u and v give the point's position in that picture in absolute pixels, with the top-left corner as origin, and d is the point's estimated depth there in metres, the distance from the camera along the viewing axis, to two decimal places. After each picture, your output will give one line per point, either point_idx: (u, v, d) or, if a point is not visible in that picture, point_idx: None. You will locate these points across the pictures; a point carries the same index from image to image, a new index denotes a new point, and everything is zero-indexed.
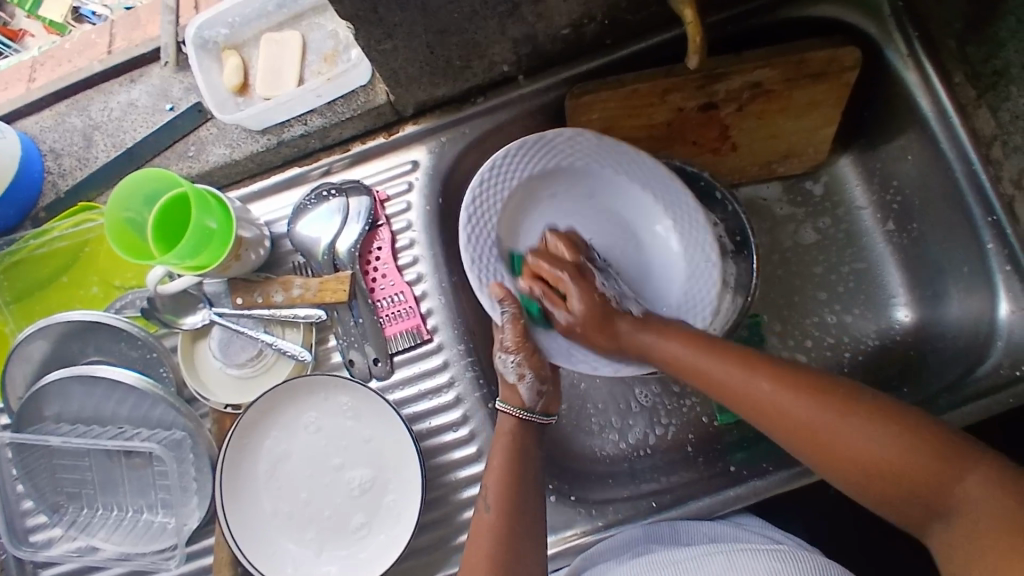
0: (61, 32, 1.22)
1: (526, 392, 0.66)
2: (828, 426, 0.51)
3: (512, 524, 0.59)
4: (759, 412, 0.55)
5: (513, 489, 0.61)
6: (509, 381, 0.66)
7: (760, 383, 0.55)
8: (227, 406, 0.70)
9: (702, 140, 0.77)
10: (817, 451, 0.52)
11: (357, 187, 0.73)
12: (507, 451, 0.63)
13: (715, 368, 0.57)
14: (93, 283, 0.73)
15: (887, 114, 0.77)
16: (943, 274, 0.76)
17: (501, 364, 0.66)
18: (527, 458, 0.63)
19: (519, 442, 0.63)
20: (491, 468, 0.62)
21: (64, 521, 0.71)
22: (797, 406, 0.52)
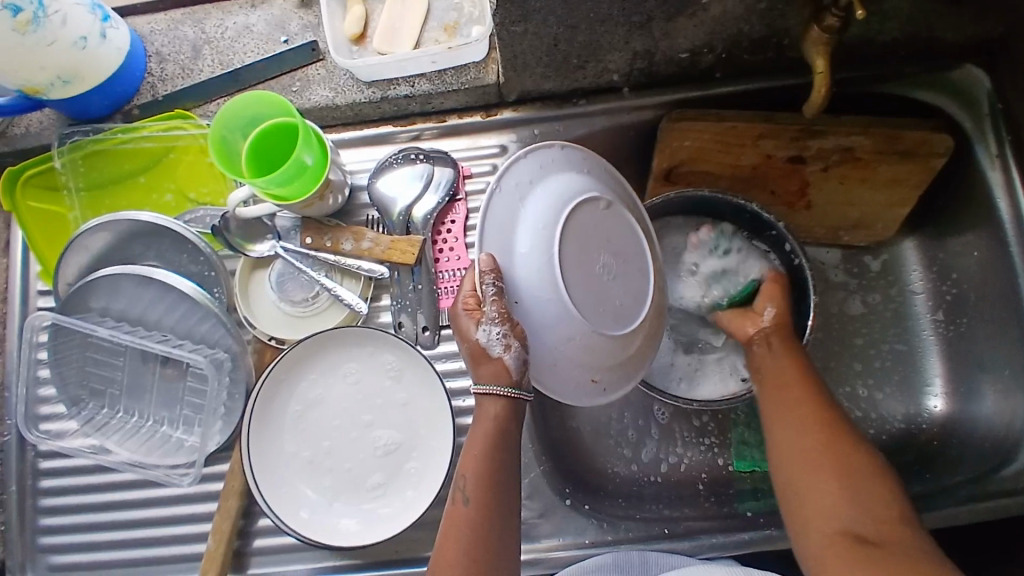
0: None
1: (513, 362, 0.55)
2: (811, 454, 0.60)
3: (490, 516, 0.55)
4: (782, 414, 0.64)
5: (492, 478, 0.56)
6: (494, 354, 0.55)
7: (801, 390, 0.64)
8: (272, 338, 0.70)
9: (780, 191, 0.79)
10: (788, 474, 0.60)
11: (443, 158, 0.74)
12: (489, 442, 0.56)
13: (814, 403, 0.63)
14: (167, 191, 0.74)
15: (962, 208, 0.79)
16: (983, 374, 0.78)
17: (484, 338, 0.55)
18: (509, 444, 0.57)
19: (501, 425, 0.57)
20: (472, 451, 0.56)
21: (82, 416, 0.71)
22: (791, 427, 0.62)
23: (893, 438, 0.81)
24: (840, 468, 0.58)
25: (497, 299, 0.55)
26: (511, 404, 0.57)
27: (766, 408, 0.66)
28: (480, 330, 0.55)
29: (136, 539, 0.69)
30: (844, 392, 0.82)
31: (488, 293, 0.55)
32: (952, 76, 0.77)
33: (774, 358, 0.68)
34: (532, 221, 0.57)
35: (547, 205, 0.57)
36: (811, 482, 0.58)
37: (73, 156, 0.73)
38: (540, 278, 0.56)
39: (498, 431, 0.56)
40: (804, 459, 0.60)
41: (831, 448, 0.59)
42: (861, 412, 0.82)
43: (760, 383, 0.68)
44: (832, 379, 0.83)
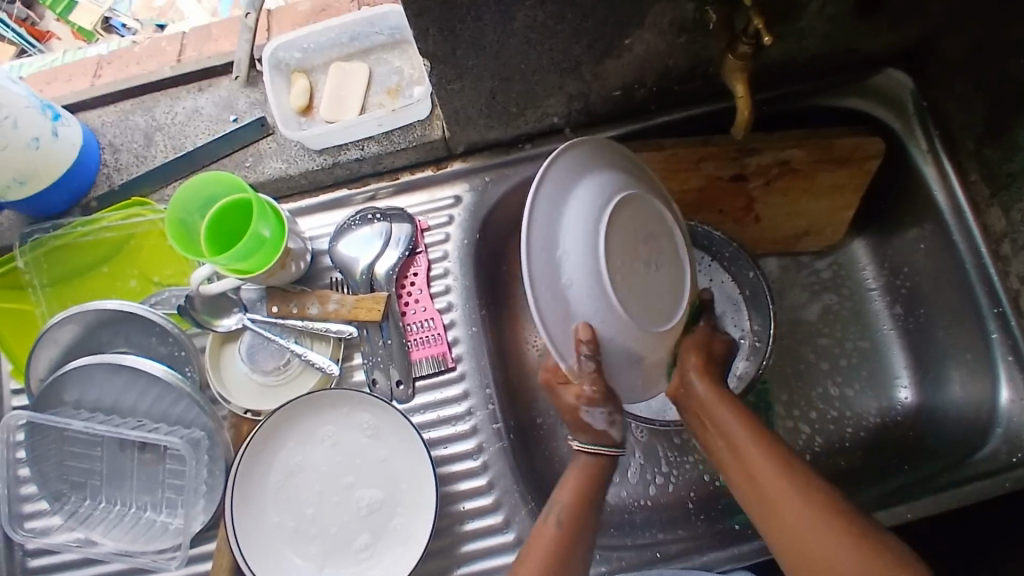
0: (88, 39, 1.43)
1: (616, 434, 0.62)
2: (812, 531, 0.52)
3: (576, 541, 0.59)
4: (744, 485, 0.58)
5: (586, 504, 0.60)
6: (598, 428, 0.62)
7: (769, 460, 0.57)
8: (247, 410, 0.71)
9: (728, 209, 0.81)
10: (800, 559, 0.52)
11: (400, 214, 0.76)
12: (596, 477, 0.62)
13: (763, 468, 0.57)
14: (132, 277, 0.75)
15: (903, 203, 0.82)
16: (946, 360, 0.80)
17: (590, 416, 0.61)
18: (600, 485, 0.62)
19: (602, 470, 0.63)
20: (570, 478, 0.62)
21: (65, 511, 0.70)
22: (778, 485, 0.55)
23: (871, 435, 0.82)
24: (822, 516, 0.52)
25: (598, 376, 0.58)
26: (611, 461, 0.63)
27: (756, 512, 0.56)
28: (585, 412, 0.61)
29: None
30: (817, 395, 0.84)
31: (587, 368, 0.58)
32: (876, 82, 0.80)
33: (723, 415, 0.61)
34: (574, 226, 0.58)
35: (576, 225, 0.58)
36: (818, 560, 0.51)
37: (35, 254, 0.73)
38: (582, 292, 0.57)
39: (596, 469, 0.62)
40: (800, 535, 0.53)
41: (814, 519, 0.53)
42: (836, 412, 0.84)
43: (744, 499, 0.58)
44: (804, 383, 0.85)
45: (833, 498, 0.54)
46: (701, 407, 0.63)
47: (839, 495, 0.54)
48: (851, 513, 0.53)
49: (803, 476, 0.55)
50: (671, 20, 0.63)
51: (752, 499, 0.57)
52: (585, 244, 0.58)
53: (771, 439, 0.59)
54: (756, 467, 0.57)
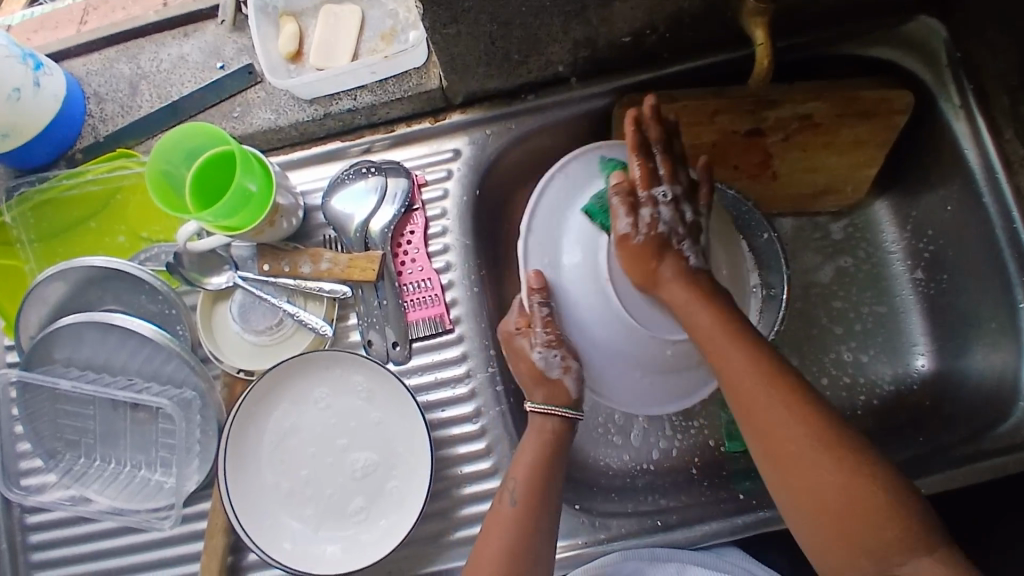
0: None
1: (571, 385, 0.61)
2: (812, 463, 0.52)
3: (535, 515, 0.58)
4: (770, 452, 0.54)
5: (541, 482, 0.59)
6: (553, 376, 0.61)
7: (787, 416, 0.54)
8: (240, 370, 0.69)
9: (743, 165, 0.76)
10: (815, 512, 0.52)
11: (396, 168, 0.73)
12: (543, 450, 0.60)
13: (775, 411, 0.54)
14: (120, 233, 0.73)
15: (930, 161, 0.77)
16: (967, 327, 0.76)
17: (543, 363, 0.60)
18: (562, 459, 0.61)
19: (559, 443, 0.61)
20: (525, 454, 0.61)
21: (60, 468, 0.69)
22: (767, 407, 0.54)
23: (884, 402, 0.80)
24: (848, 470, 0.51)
25: (549, 320, 0.60)
26: (568, 421, 0.62)
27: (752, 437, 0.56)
28: (540, 356, 0.60)
29: None
30: (830, 361, 0.81)
31: (539, 313, 0.60)
32: (907, 31, 0.75)
33: (681, 296, 0.57)
34: (574, 234, 0.61)
35: (592, 212, 0.61)
36: (823, 507, 0.51)
37: (23, 209, 0.72)
38: (581, 278, 0.60)
39: (553, 446, 0.61)
40: (807, 471, 0.52)
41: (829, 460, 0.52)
42: (849, 379, 0.81)
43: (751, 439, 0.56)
44: (817, 348, 0.82)
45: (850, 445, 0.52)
46: (687, 304, 0.57)
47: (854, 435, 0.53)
48: (869, 454, 0.52)
49: (805, 407, 0.54)
50: None
51: (743, 411, 0.56)
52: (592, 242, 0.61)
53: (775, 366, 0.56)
54: (765, 408, 0.54)
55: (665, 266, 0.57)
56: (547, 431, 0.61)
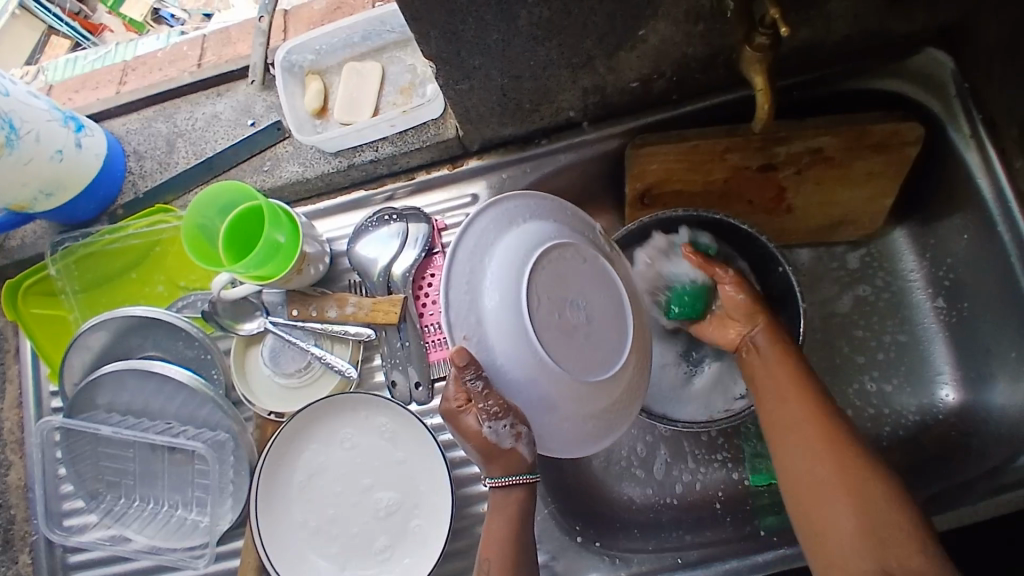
0: (181, 30, 1.71)
1: (526, 451, 0.54)
2: (833, 487, 0.57)
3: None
4: (781, 422, 0.63)
5: (511, 555, 0.57)
6: (506, 447, 0.54)
7: (797, 401, 0.62)
8: (271, 413, 0.72)
9: (757, 200, 0.79)
10: (812, 531, 0.57)
11: (417, 214, 0.75)
12: (512, 518, 0.57)
13: (805, 442, 0.60)
14: (159, 282, 0.78)
15: (946, 191, 0.78)
16: (991, 357, 0.76)
17: (493, 434, 0.53)
18: (525, 532, 0.58)
19: (524, 508, 0.58)
20: (492, 528, 0.58)
21: (101, 509, 0.73)
22: (793, 454, 0.60)
23: (909, 432, 0.79)
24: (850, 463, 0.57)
25: (489, 391, 0.52)
26: (528, 488, 0.57)
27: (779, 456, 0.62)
28: (488, 429, 0.53)
29: None
30: (852, 391, 0.82)
31: (477, 389, 0.52)
32: (915, 63, 0.76)
33: (763, 364, 0.67)
34: (485, 279, 0.54)
35: (507, 253, 0.54)
36: (825, 526, 0.56)
37: (66, 262, 0.76)
38: (496, 332, 0.53)
39: (518, 520, 0.57)
40: (816, 496, 0.57)
41: (847, 476, 0.56)
42: (873, 410, 0.81)
43: (770, 424, 0.64)
44: (839, 379, 0.82)
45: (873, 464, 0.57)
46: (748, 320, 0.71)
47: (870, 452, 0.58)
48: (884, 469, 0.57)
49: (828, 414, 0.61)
50: (686, 9, 0.60)
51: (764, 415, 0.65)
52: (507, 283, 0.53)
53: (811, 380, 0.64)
54: (784, 419, 0.62)
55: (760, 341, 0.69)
56: (512, 499, 0.57)
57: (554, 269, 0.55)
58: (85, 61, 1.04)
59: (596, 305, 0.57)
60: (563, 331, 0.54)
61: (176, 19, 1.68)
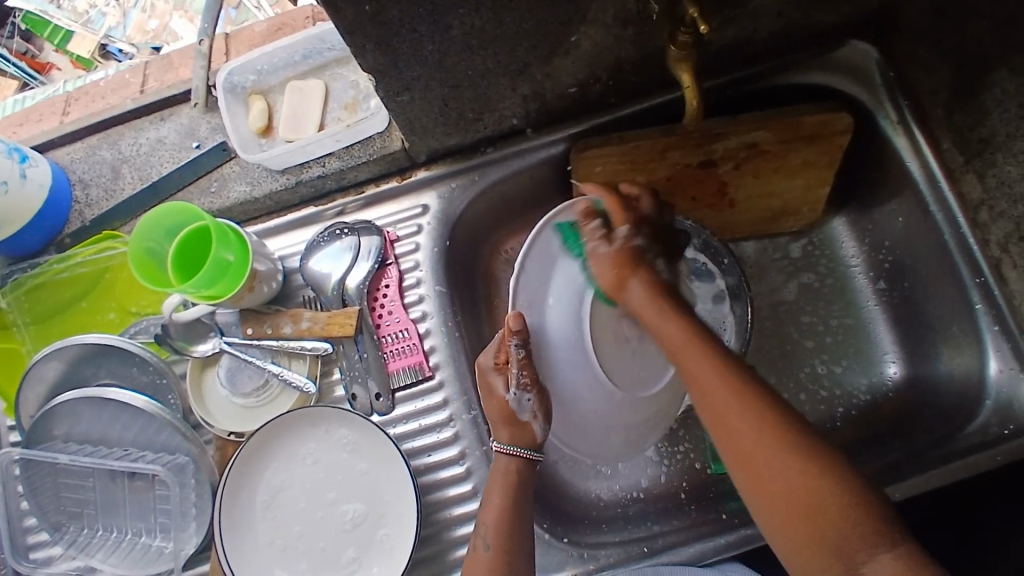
0: (87, 66, 1.40)
1: (538, 432, 0.64)
2: (768, 460, 0.50)
3: (511, 559, 0.59)
4: (712, 413, 0.55)
5: (508, 521, 0.61)
6: (523, 420, 0.64)
7: (715, 382, 0.55)
8: (230, 433, 0.72)
9: (700, 195, 0.81)
10: (782, 523, 0.48)
11: (368, 227, 0.76)
12: (507, 488, 0.63)
13: (740, 428, 0.52)
14: (110, 309, 0.77)
15: (879, 177, 0.81)
16: (932, 333, 0.79)
17: (516, 403, 0.64)
18: (525, 501, 0.63)
19: (521, 480, 0.64)
20: (495, 491, 0.63)
21: (65, 540, 0.71)
22: (729, 428, 0.53)
23: (861, 411, 0.82)
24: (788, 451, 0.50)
25: (525, 361, 0.63)
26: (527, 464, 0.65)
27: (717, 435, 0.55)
28: (513, 398, 0.64)
29: None
30: (805, 375, 0.84)
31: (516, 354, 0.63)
32: (839, 56, 0.79)
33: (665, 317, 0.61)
34: (556, 308, 0.67)
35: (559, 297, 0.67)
36: (787, 509, 0.48)
37: (16, 294, 0.76)
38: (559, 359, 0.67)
39: (516, 488, 0.63)
40: (763, 479, 0.50)
41: (772, 449, 0.50)
42: (826, 391, 0.83)
43: (700, 411, 0.56)
44: (792, 364, 0.85)
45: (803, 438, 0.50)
46: (642, 306, 0.63)
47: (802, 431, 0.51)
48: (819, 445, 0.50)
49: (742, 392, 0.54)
50: (615, 14, 0.62)
51: (698, 394, 0.56)
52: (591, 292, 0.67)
53: (715, 344, 0.58)
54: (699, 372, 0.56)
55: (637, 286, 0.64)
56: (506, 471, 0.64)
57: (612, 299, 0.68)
58: (31, 98, 1.04)
59: (635, 371, 0.69)
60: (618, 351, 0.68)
61: (125, 55, 1.38)
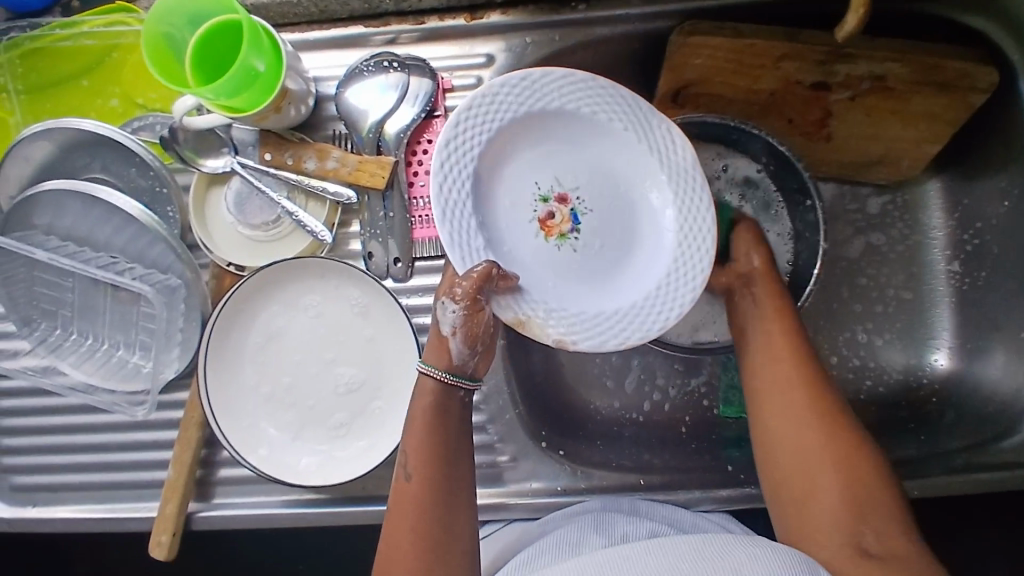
0: None
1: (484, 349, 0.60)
2: (804, 450, 0.56)
3: (437, 487, 0.53)
4: (756, 393, 0.60)
5: (435, 451, 0.54)
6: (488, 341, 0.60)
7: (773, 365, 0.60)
8: (230, 264, 0.65)
9: (799, 120, 0.70)
10: (784, 496, 0.56)
11: (420, 66, 0.65)
12: (430, 415, 0.55)
13: (787, 419, 0.57)
14: (114, 95, 0.66)
15: (998, 148, 0.70)
16: (996, 333, 0.73)
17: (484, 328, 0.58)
18: (447, 422, 0.55)
19: (442, 403, 0.56)
20: (410, 418, 0.55)
21: (36, 338, 0.66)
22: (776, 427, 0.57)
23: (889, 390, 0.77)
24: (829, 440, 0.55)
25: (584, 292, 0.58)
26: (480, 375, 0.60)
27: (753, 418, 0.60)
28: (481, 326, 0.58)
29: (99, 463, 0.67)
30: (843, 339, 0.78)
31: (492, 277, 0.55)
32: None
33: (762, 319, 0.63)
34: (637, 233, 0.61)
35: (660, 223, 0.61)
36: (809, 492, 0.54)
37: (10, 54, 0.65)
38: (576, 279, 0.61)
39: (437, 410, 0.55)
40: (812, 476, 0.55)
41: (822, 446, 0.55)
42: (859, 361, 0.78)
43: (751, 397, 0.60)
44: (833, 326, 0.78)
45: (847, 437, 0.55)
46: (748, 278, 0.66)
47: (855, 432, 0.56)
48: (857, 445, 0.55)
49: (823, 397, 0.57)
50: None
51: (750, 375, 0.61)
52: (672, 162, 0.60)
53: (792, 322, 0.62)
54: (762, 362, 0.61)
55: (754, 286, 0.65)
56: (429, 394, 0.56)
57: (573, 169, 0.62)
58: None
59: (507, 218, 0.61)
60: (518, 232, 0.61)
61: None
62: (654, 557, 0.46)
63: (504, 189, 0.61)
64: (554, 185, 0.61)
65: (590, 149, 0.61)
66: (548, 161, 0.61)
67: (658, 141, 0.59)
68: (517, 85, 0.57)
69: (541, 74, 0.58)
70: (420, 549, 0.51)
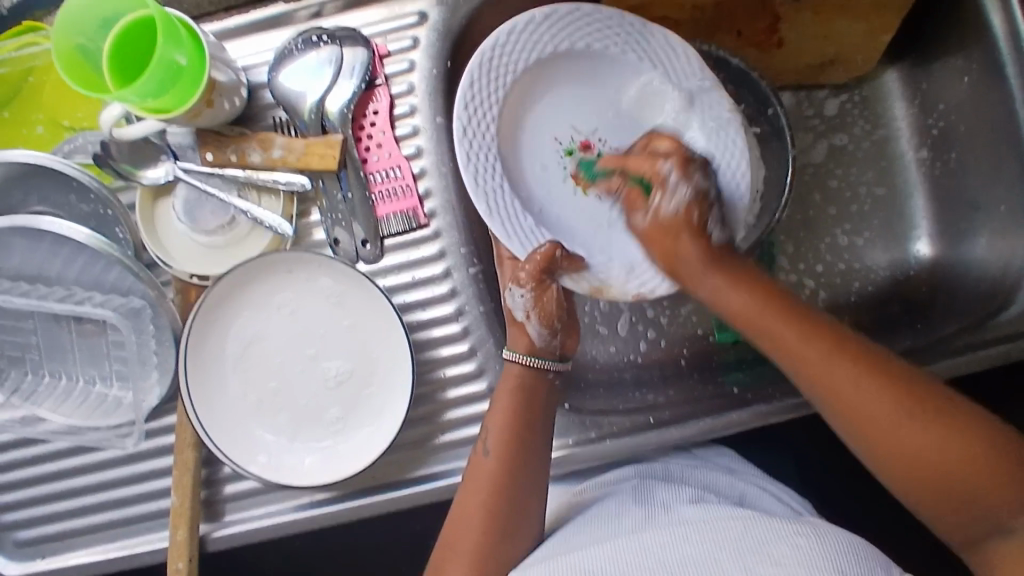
0: None
1: (534, 333, 0.59)
2: (888, 420, 0.48)
3: (513, 468, 0.55)
4: (798, 377, 0.52)
5: (515, 434, 0.56)
6: (517, 318, 0.59)
7: (803, 343, 0.51)
8: (192, 276, 0.62)
9: (748, 31, 0.68)
10: (902, 474, 0.48)
11: (353, 36, 0.62)
12: (513, 398, 0.57)
13: (852, 391, 0.49)
14: (37, 122, 0.63)
15: (951, 23, 0.68)
16: (974, 212, 0.72)
17: (526, 303, 0.58)
18: (539, 409, 0.57)
19: (527, 387, 0.57)
20: (498, 399, 0.57)
21: (7, 388, 0.62)
22: (845, 398, 0.49)
23: (877, 288, 0.77)
24: (896, 394, 0.48)
25: (658, 210, 0.58)
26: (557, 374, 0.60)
27: (813, 397, 0.52)
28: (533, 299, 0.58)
29: (101, 504, 0.65)
30: (825, 246, 0.77)
31: (535, 253, 0.58)
32: None
33: (711, 284, 0.56)
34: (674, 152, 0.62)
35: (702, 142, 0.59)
36: (920, 463, 0.48)
37: None
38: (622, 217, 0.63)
39: (527, 395, 0.57)
40: (896, 431, 0.48)
41: (902, 405, 0.48)
42: (845, 265, 0.77)
43: (801, 386, 0.52)
44: (813, 235, 0.77)
45: (912, 377, 0.49)
46: (695, 270, 0.56)
47: (910, 371, 0.49)
48: (924, 385, 0.49)
49: (864, 356, 0.50)
50: None
51: (790, 367, 0.52)
52: (689, 83, 0.59)
53: (779, 294, 0.54)
54: (787, 339, 0.52)
55: (689, 244, 0.56)
56: (513, 376, 0.58)
57: (596, 104, 0.63)
58: None
59: (543, 168, 0.62)
60: (557, 185, 0.63)
61: None
62: (691, 543, 0.45)
63: (530, 159, 0.62)
64: (574, 135, 0.63)
65: (600, 80, 0.62)
66: (556, 110, 0.62)
67: (663, 58, 0.60)
68: (484, 67, 0.57)
69: (528, 21, 0.58)
70: (486, 524, 0.54)
